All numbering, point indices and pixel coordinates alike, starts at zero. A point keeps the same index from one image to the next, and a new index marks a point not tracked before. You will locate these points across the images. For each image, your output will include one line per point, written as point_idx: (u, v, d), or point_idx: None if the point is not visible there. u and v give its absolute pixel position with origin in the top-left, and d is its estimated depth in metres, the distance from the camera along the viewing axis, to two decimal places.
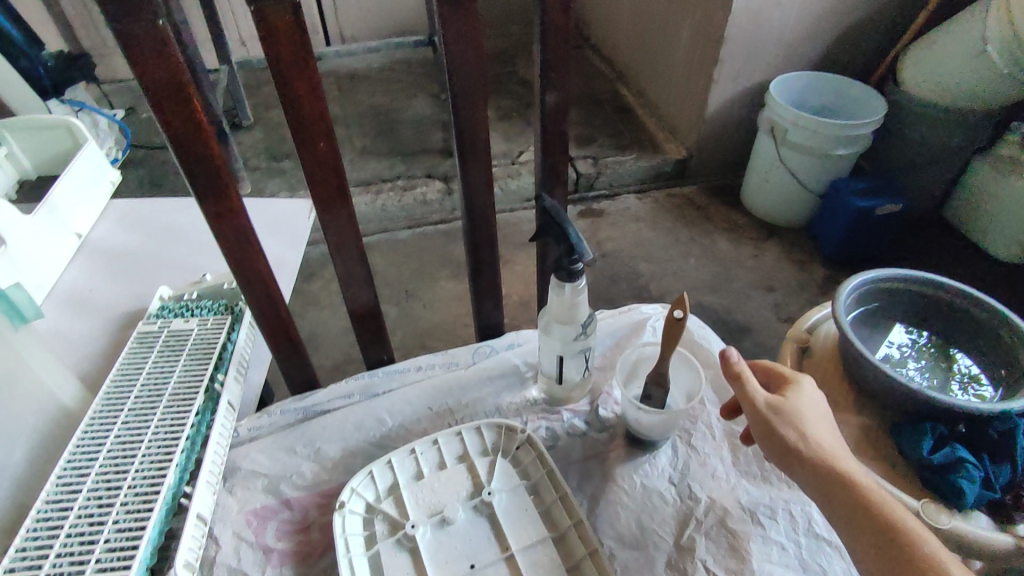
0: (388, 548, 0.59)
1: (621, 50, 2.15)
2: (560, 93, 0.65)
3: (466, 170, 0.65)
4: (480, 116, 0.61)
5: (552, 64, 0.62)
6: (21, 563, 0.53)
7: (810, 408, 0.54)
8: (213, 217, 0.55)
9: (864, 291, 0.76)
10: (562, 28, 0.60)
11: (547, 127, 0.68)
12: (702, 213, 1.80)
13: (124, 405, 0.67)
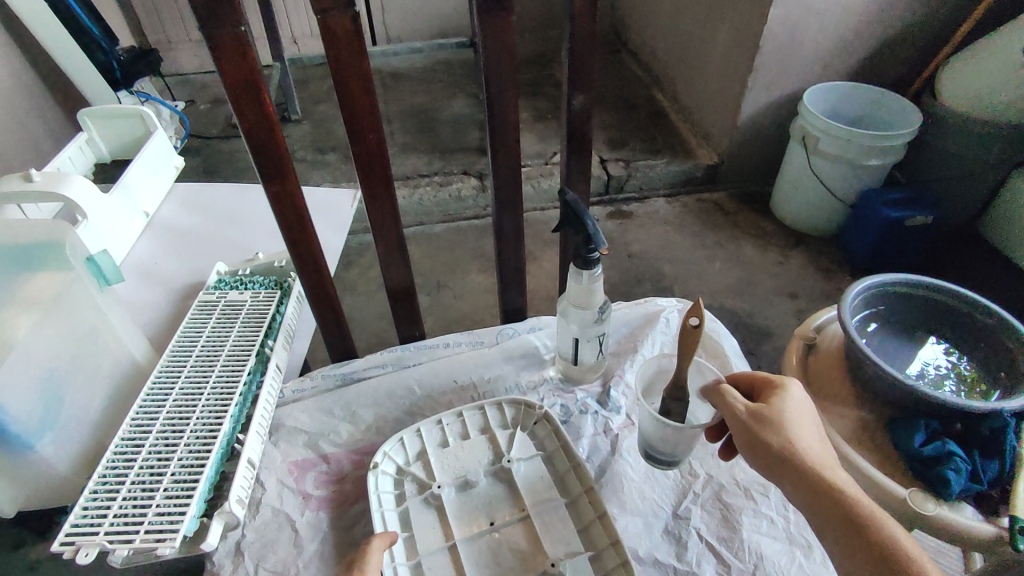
0: (417, 505, 0.66)
1: (657, 57, 2.20)
2: (587, 97, 0.71)
3: (497, 165, 0.72)
4: (512, 117, 0.68)
5: (579, 70, 0.69)
6: (103, 487, 0.62)
7: (798, 413, 0.55)
8: (274, 199, 0.63)
9: (898, 298, 0.81)
10: (589, 39, 0.66)
11: (575, 127, 0.74)
12: (730, 219, 1.83)
13: (187, 362, 0.75)
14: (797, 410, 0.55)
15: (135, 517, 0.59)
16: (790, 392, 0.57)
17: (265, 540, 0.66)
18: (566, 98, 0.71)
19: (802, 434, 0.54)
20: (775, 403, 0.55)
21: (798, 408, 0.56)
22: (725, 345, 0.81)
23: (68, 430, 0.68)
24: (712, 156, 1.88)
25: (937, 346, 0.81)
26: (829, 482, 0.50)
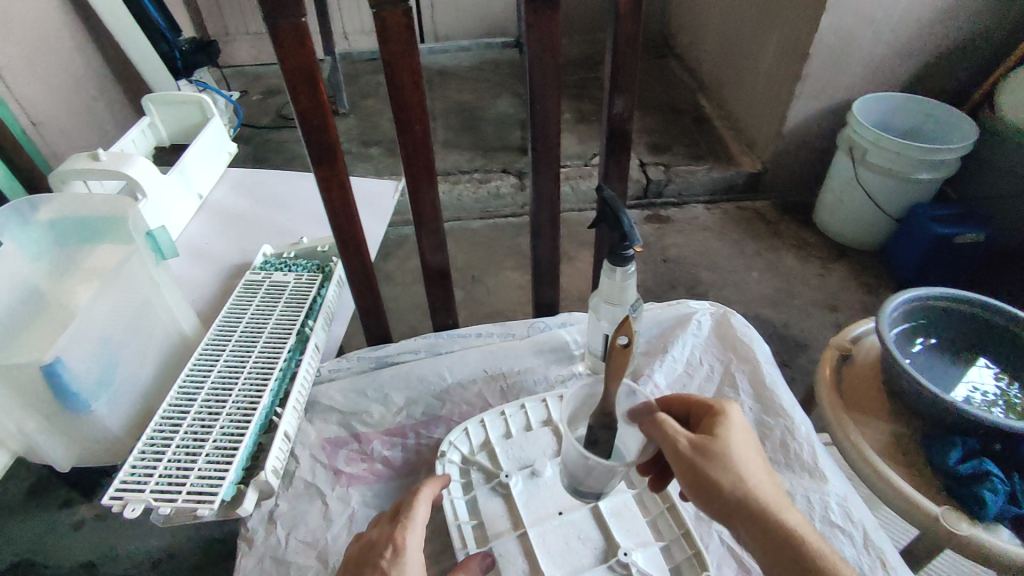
0: (485, 493, 0.67)
1: (704, 62, 2.17)
2: (629, 97, 0.72)
3: (538, 161, 0.73)
4: (554, 113, 0.69)
5: (623, 70, 0.69)
6: (150, 448, 0.65)
7: (744, 443, 0.54)
8: (323, 184, 0.66)
9: (951, 314, 0.79)
10: (632, 40, 0.67)
11: (615, 126, 0.74)
12: (771, 228, 1.80)
13: (232, 337, 0.79)
14: (743, 440, 0.54)
15: (178, 478, 0.63)
16: (732, 420, 0.55)
17: (296, 511, 0.68)
18: (608, 98, 0.72)
19: (749, 467, 0.53)
20: (717, 434, 0.54)
21: (742, 437, 0.54)
22: (757, 349, 0.80)
23: (122, 393, 0.72)
24: (756, 164, 1.86)
25: (986, 371, 0.77)
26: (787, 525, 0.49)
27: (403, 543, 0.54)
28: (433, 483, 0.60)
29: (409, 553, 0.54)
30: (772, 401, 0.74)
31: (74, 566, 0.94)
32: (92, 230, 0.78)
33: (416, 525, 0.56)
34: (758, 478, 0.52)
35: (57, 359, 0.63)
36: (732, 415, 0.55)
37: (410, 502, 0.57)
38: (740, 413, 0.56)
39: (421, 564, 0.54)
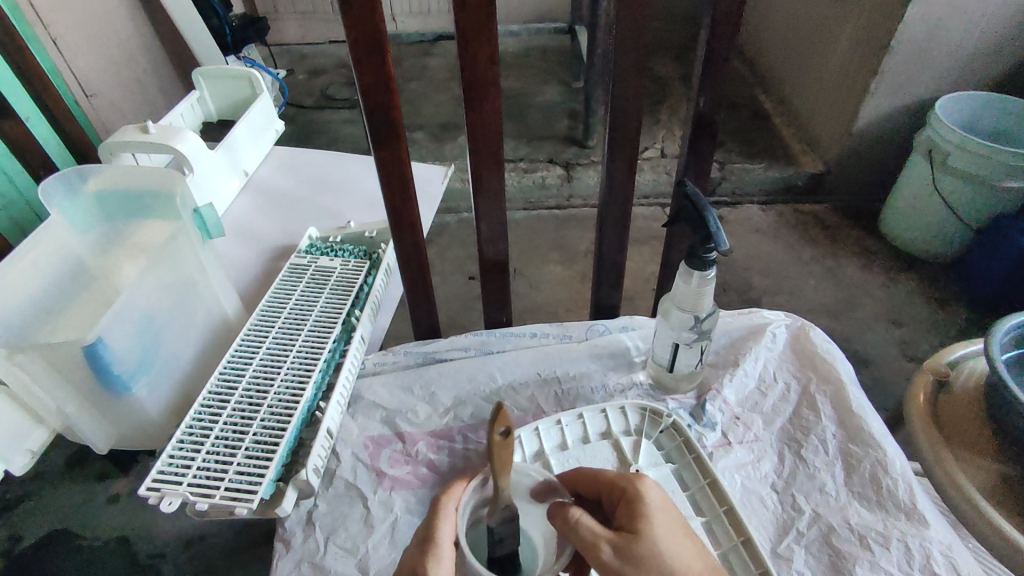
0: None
1: (767, 55, 2.06)
2: (717, 84, 0.65)
3: (613, 153, 0.67)
4: (635, 100, 0.63)
5: (716, 55, 0.62)
6: (189, 437, 0.62)
7: (669, 527, 0.47)
8: (381, 166, 0.61)
9: None
10: (730, 22, 0.60)
11: (700, 115, 0.67)
12: (832, 233, 1.69)
13: (275, 323, 0.75)
14: (668, 523, 0.47)
15: (217, 472, 0.59)
16: (651, 501, 0.48)
17: (337, 513, 0.64)
18: (695, 86, 0.65)
19: (686, 557, 0.46)
20: (645, 533, 0.46)
21: (667, 521, 0.47)
22: (840, 369, 0.72)
23: (161, 377, 0.69)
24: (818, 164, 1.74)
25: None
26: None
27: (429, 573, 0.47)
28: (453, 493, 0.51)
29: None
30: (861, 429, 0.67)
31: (108, 540, 0.92)
32: (137, 204, 0.75)
33: (442, 551, 0.48)
34: (695, 569, 0.46)
35: (99, 339, 0.60)
36: (651, 496, 0.49)
37: (432, 523, 0.49)
38: (657, 488, 0.50)
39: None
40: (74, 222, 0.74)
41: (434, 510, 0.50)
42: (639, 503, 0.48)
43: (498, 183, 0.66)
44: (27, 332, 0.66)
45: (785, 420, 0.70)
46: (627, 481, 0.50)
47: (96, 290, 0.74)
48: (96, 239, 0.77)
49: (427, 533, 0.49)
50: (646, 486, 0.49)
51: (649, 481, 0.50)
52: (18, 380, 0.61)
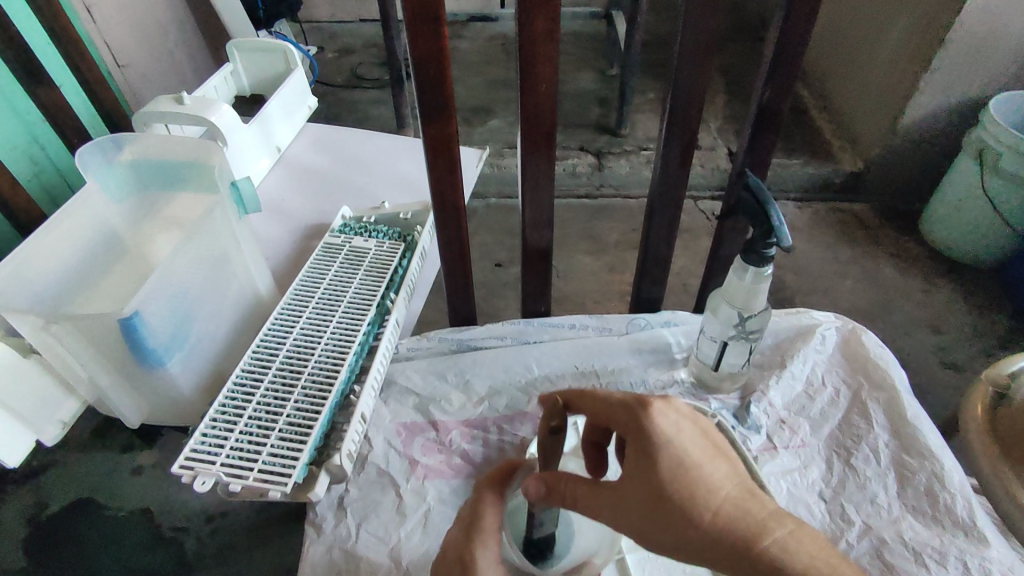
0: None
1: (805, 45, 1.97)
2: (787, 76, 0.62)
3: (669, 138, 0.68)
4: (700, 87, 0.64)
5: (788, 46, 0.60)
6: (222, 417, 0.61)
7: (679, 460, 0.43)
8: (429, 144, 0.59)
9: None
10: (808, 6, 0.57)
11: (767, 101, 0.64)
12: (870, 234, 1.62)
13: (309, 303, 0.74)
14: (678, 457, 0.43)
15: (251, 453, 0.58)
16: (653, 435, 0.43)
17: (369, 500, 0.63)
18: (762, 73, 0.63)
19: (700, 488, 0.42)
20: (641, 482, 0.43)
21: (675, 457, 0.43)
22: (893, 376, 0.69)
23: (194, 353, 0.68)
24: (857, 162, 1.67)
25: None
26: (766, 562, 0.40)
27: (475, 563, 0.47)
28: (493, 474, 0.52)
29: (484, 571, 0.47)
30: (915, 440, 0.64)
31: (132, 511, 0.91)
32: (176, 176, 0.74)
33: (487, 537, 0.48)
34: (713, 496, 0.42)
35: (137, 313, 0.58)
36: (660, 430, 0.43)
37: (473, 509, 0.50)
38: (666, 414, 0.44)
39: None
40: (111, 191, 0.73)
41: (474, 496, 0.51)
42: (646, 440, 0.43)
43: (547, 169, 0.65)
44: (61, 302, 0.64)
45: (833, 427, 0.67)
46: (633, 414, 0.45)
47: (131, 262, 0.74)
48: (131, 209, 0.75)
49: (468, 521, 0.50)
50: (654, 419, 0.44)
51: (654, 406, 0.44)
52: (53, 351, 0.60)
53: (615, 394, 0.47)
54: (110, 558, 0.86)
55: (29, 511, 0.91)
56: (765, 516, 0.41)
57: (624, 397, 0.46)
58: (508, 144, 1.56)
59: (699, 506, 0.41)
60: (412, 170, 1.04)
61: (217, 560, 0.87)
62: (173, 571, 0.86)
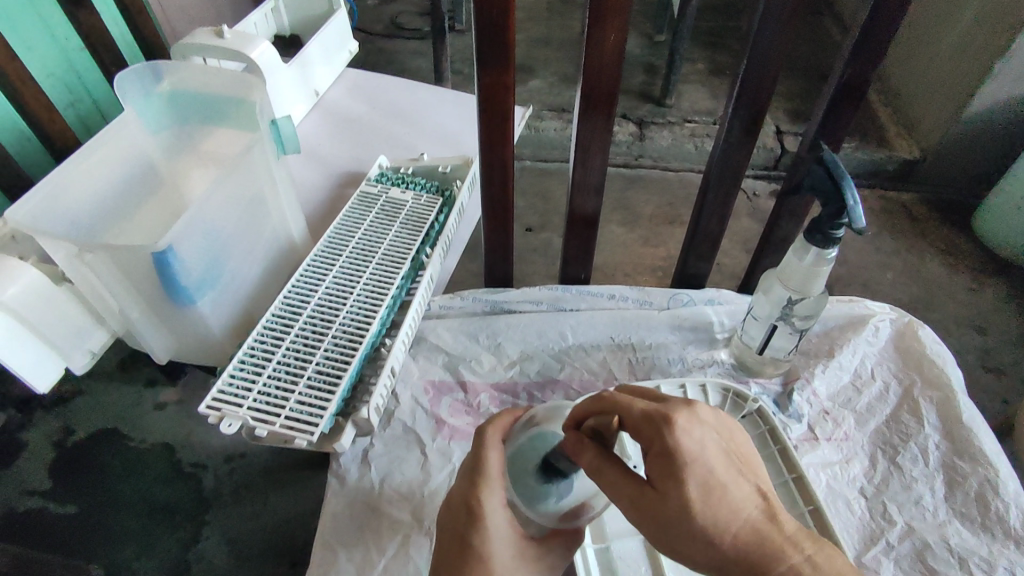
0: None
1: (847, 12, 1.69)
2: (866, 61, 0.61)
3: (737, 111, 0.65)
4: (778, 60, 0.60)
5: (876, 28, 0.58)
6: (250, 359, 0.60)
7: (702, 483, 0.40)
8: (484, 93, 0.57)
9: None
10: None
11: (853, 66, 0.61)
12: (918, 227, 1.42)
13: (342, 252, 0.71)
14: (702, 479, 0.40)
15: (278, 399, 0.57)
16: (683, 455, 0.40)
17: (394, 456, 0.63)
18: (844, 54, 0.61)
19: (720, 511, 0.40)
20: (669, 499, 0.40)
21: (700, 480, 0.40)
22: (950, 375, 0.66)
23: (225, 293, 0.67)
24: (912, 149, 1.45)
25: None
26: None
27: (481, 508, 0.47)
28: (497, 424, 0.51)
29: (490, 518, 0.46)
30: (969, 444, 0.61)
31: (154, 445, 0.92)
32: (216, 111, 0.72)
33: (493, 483, 0.47)
34: (733, 519, 0.40)
35: (170, 247, 0.57)
36: (684, 451, 0.40)
37: (478, 456, 0.48)
38: (690, 432, 0.41)
39: (509, 525, 0.47)
40: (148, 120, 0.70)
41: (479, 442, 0.50)
42: (669, 461, 0.40)
43: (605, 134, 0.64)
44: (96, 231, 0.63)
45: (879, 423, 0.65)
46: (655, 431, 0.41)
47: (164, 197, 0.72)
48: (167, 141, 0.73)
49: (473, 468, 0.48)
50: (677, 439, 0.41)
51: (681, 424, 0.41)
52: (86, 280, 0.59)
53: (640, 406, 0.42)
54: (131, 487, 0.88)
55: (55, 435, 0.93)
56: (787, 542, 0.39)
57: (648, 412, 0.42)
58: (547, 106, 1.49)
59: (719, 528, 0.40)
60: (452, 124, 1.00)
61: (234, 499, 0.88)
62: (191, 506, 0.87)
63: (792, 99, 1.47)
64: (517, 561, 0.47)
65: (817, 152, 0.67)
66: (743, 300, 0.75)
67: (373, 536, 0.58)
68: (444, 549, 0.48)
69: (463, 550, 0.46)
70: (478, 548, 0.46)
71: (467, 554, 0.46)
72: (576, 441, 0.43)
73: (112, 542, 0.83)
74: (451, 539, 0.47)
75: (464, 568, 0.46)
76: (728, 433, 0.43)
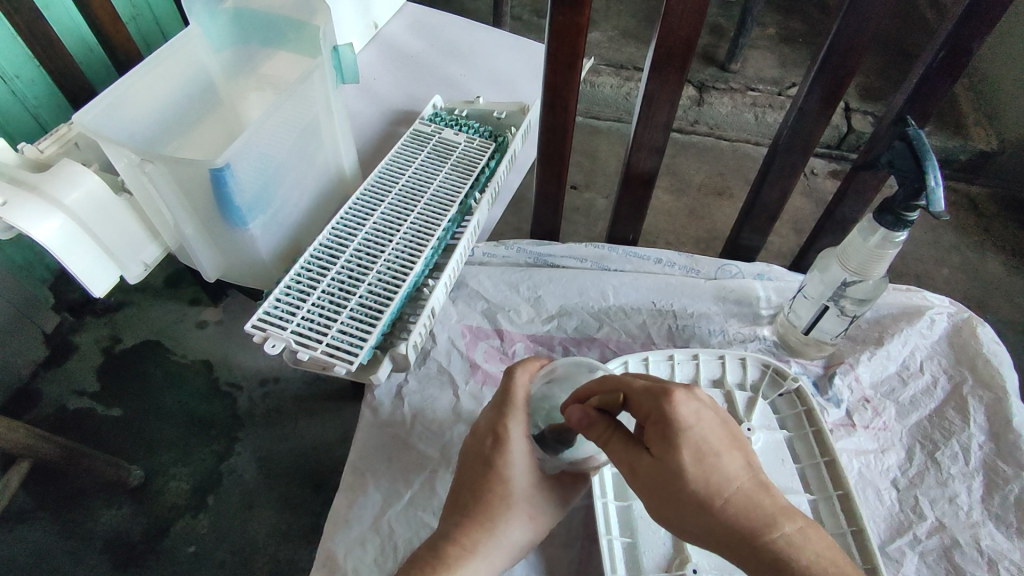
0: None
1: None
2: (974, 31, 0.56)
3: (818, 79, 0.61)
4: (873, 23, 0.56)
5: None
6: (296, 286, 0.61)
7: (696, 448, 0.41)
8: (554, 29, 0.56)
9: None
10: None
11: (957, 36, 0.57)
12: (983, 222, 1.31)
13: (391, 189, 0.71)
14: (696, 445, 0.41)
15: (321, 327, 0.58)
16: (680, 420, 0.41)
17: (426, 394, 0.65)
18: (948, 23, 0.57)
19: (712, 479, 0.40)
20: (660, 460, 0.41)
21: (695, 446, 0.41)
22: (1005, 376, 0.63)
23: (274, 219, 0.68)
24: (990, 139, 1.33)
25: None
26: (760, 538, 0.39)
27: (506, 433, 0.49)
28: (529, 365, 0.52)
29: (514, 443, 0.49)
30: (1015, 448, 0.59)
31: (194, 361, 0.96)
32: (277, 32, 0.71)
33: (518, 411, 0.49)
34: (724, 487, 0.40)
35: (227, 165, 0.57)
36: (681, 420, 0.41)
37: (505, 387, 0.51)
38: (687, 404, 0.42)
39: (529, 455, 0.50)
40: (212, 37, 0.69)
41: (508, 377, 0.52)
42: (666, 427, 0.41)
43: (674, 89, 0.62)
44: (154, 144, 0.64)
45: (922, 416, 0.63)
46: (654, 402, 0.42)
47: (221, 117, 0.73)
48: (228, 61, 0.72)
49: (501, 397, 0.51)
50: (674, 407, 0.41)
51: (682, 397, 0.42)
52: (144, 191, 0.60)
53: (640, 380, 0.44)
54: (172, 399, 0.92)
55: (103, 341, 0.97)
56: (777, 511, 0.40)
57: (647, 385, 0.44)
58: (606, 61, 1.42)
59: (711, 491, 0.40)
60: (509, 69, 0.96)
61: (266, 421, 0.91)
62: (225, 422, 0.91)
63: (865, 75, 1.38)
64: (536, 486, 0.50)
65: (901, 127, 0.63)
66: (793, 279, 0.74)
67: (400, 468, 0.61)
68: (465, 467, 0.50)
69: (486, 470, 0.49)
70: (500, 469, 0.49)
71: (490, 473, 0.49)
72: (583, 420, 0.45)
73: (151, 446, 0.88)
74: (473, 459, 0.50)
75: (487, 483, 0.49)
76: (728, 414, 0.44)
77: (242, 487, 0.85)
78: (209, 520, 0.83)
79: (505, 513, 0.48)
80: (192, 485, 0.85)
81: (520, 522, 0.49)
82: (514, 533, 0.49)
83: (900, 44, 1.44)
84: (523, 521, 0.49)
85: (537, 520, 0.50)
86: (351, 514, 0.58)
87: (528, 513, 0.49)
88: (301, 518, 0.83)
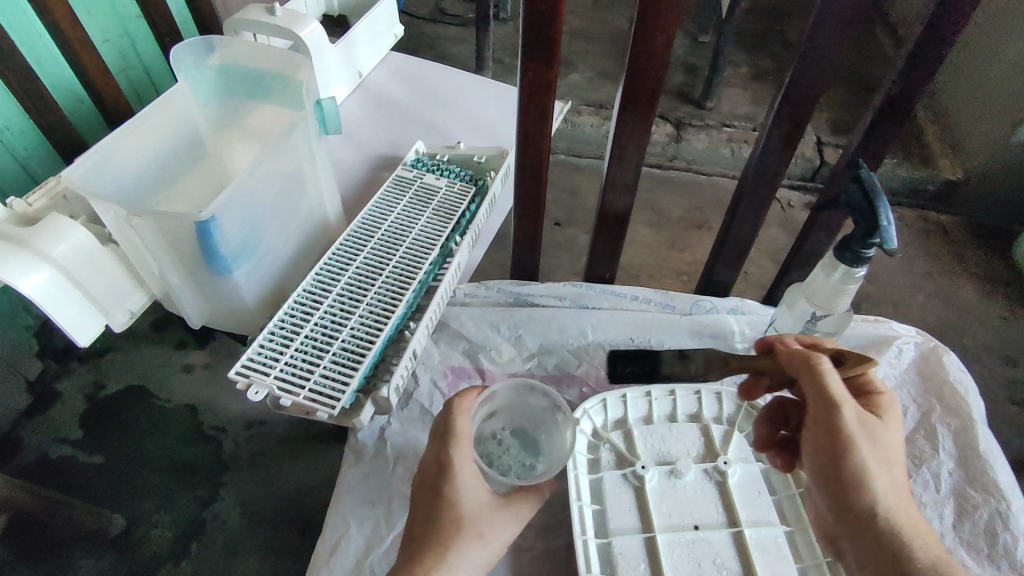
0: (613, 479, 0.60)
1: (901, 24, 1.60)
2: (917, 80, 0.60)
3: (776, 123, 0.64)
4: (823, 71, 0.60)
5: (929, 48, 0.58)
6: (280, 331, 0.62)
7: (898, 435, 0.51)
8: (524, 83, 0.59)
9: None
10: None
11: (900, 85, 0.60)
12: (954, 250, 1.35)
13: (374, 234, 0.73)
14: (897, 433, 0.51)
15: (303, 371, 0.59)
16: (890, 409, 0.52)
17: (408, 435, 0.66)
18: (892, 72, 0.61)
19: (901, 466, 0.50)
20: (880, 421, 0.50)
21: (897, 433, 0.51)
22: (971, 404, 0.65)
23: (259, 266, 0.69)
24: (956, 170, 1.38)
25: None
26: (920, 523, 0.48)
27: (450, 461, 0.50)
28: (469, 396, 0.53)
29: (459, 468, 0.50)
30: (983, 475, 0.61)
31: (179, 406, 0.96)
32: (262, 86, 0.74)
33: (461, 439, 0.50)
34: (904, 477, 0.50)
35: (212, 217, 0.59)
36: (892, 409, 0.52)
37: (447, 417, 0.51)
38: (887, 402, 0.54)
39: (474, 478, 0.50)
40: (197, 91, 0.72)
41: (449, 407, 0.52)
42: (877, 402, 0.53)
43: (642, 133, 0.65)
44: (142, 197, 0.65)
45: None
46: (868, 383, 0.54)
47: (208, 167, 0.75)
48: (216, 114, 0.75)
49: (445, 428, 0.51)
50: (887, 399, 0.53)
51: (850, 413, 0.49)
52: (131, 242, 0.61)
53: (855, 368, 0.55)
54: (156, 444, 0.91)
55: (86, 388, 0.97)
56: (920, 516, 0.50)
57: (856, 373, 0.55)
58: (586, 101, 1.47)
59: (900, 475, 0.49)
60: (490, 114, 1.00)
61: (250, 465, 0.91)
62: (209, 466, 0.90)
63: (833, 110, 1.44)
64: (507, 512, 0.51)
65: (854, 169, 0.67)
66: (766, 313, 0.76)
67: (383, 510, 0.61)
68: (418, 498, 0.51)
69: (435, 497, 0.49)
70: (447, 495, 0.49)
71: (439, 501, 0.49)
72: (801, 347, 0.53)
73: (134, 493, 0.87)
74: (424, 490, 0.51)
75: (436, 511, 0.49)
76: None
77: (225, 533, 0.84)
78: (192, 568, 0.82)
79: (455, 536, 0.48)
80: (176, 532, 0.84)
81: (473, 546, 0.49)
82: (469, 559, 0.48)
83: (866, 81, 1.51)
84: (475, 542, 0.49)
85: (491, 541, 0.49)
86: (333, 560, 0.58)
87: (478, 534, 0.49)
88: (286, 563, 0.82)
